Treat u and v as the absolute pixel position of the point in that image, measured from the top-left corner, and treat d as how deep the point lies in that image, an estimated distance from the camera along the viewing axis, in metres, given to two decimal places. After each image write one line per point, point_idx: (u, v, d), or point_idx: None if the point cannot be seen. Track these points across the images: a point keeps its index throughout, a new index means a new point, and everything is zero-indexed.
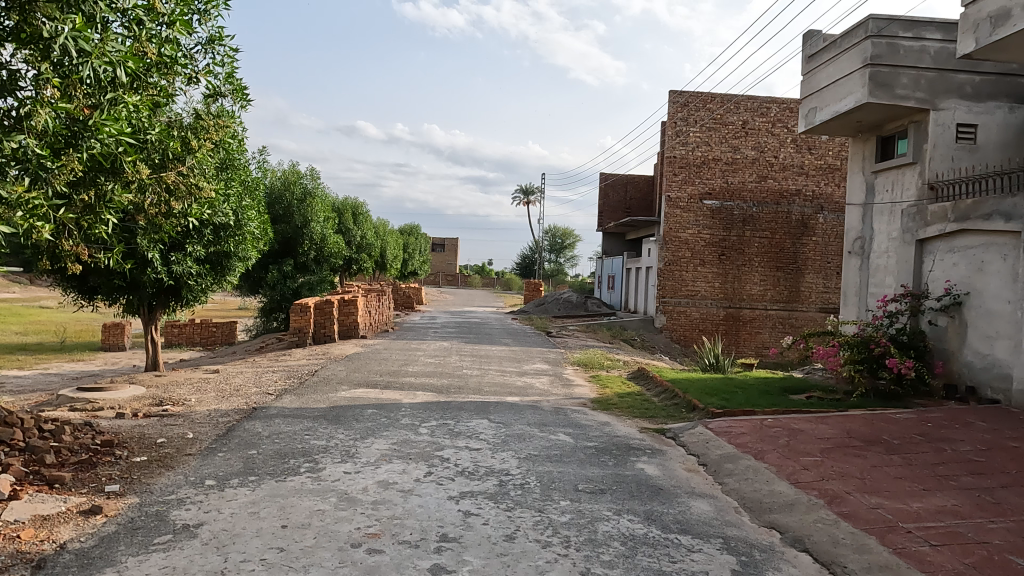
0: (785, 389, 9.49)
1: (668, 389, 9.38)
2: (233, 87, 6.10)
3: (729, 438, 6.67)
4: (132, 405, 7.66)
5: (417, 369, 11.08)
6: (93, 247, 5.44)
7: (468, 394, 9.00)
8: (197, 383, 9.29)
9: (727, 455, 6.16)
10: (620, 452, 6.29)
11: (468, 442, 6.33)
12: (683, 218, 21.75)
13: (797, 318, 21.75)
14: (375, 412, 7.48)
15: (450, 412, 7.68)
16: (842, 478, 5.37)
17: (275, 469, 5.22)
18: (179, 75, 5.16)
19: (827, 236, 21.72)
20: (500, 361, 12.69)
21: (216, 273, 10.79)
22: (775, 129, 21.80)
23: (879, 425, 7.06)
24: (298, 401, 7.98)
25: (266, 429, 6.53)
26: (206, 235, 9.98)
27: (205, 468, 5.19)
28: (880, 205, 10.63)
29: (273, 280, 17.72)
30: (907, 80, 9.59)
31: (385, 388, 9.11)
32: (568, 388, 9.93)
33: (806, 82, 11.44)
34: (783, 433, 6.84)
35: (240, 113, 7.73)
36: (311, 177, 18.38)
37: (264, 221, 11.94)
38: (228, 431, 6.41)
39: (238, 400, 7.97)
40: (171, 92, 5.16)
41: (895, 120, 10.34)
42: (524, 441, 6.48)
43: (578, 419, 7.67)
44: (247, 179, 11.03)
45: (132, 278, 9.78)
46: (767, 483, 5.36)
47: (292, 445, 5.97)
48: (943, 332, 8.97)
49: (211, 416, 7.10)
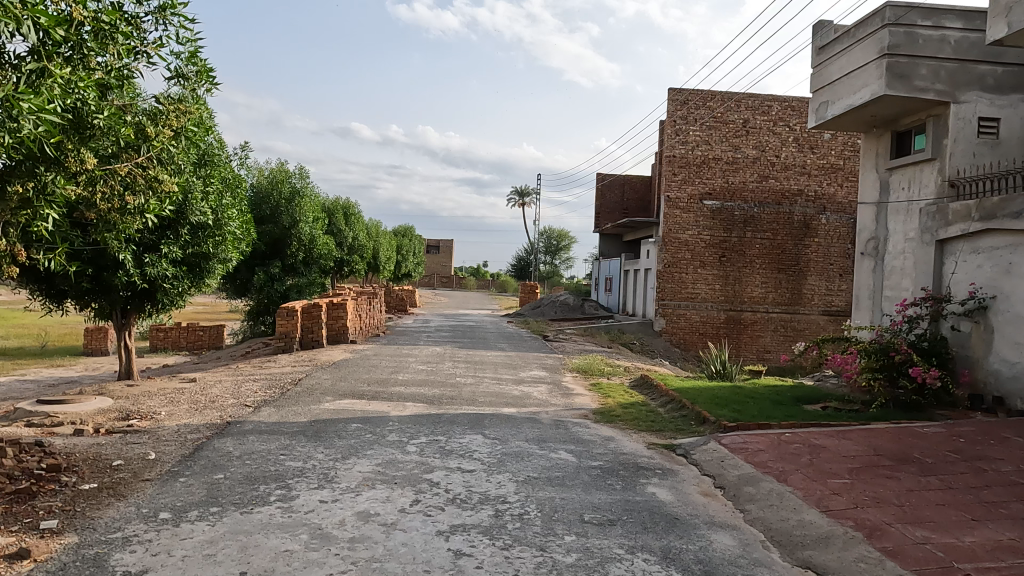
0: (798, 398, 8.92)
1: (674, 398, 8.79)
2: (197, 68, 5.39)
3: (746, 457, 6.10)
4: (95, 420, 7.01)
5: (407, 377, 10.45)
6: (34, 248, 4.81)
7: (461, 405, 8.40)
8: (171, 394, 8.63)
9: (745, 477, 5.59)
10: (627, 474, 5.71)
11: (460, 462, 5.73)
12: (682, 219, 21.20)
13: (800, 321, 21.22)
14: (360, 427, 6.87)
15: (442, 427, 7.07)
16: (878, 506, 4.80)
17: (242, 498, 4.62)
18: (120, 45, 4.49)
19: (830, 238, 21.20)
20: (495, 367, 12.09)
21: (194, 276, 10.18)
22: (776, 128, 21.29)
23: (908, 441, 6.49)
24: (277, 414, 7.35)
25: (238, 448, 5.92)
26: (183, 234, 9.40)
27: (161, 497, 4.57)
28: (896, 204, 10.10)
29: (259, 283, 17.12)
30: (926, 71, 9.06)
31: (373, 399, 8.49)
32: (568, 399, 9.33)
33: (816, 76, 10.91)
34: (804, 450, 6.28)
35: (209, 101, 7.10)
36: (300, 176, 17.71)
37: (247, 221, 11.33)
38: (194, 451, 5.79)
39: (212, 414, 7.34)
40: (111, 65, 4.50)
41: (911, 114, 9.80)
42: (523, 460, 5.89)
43: (581, 434, 7.07)
44: (226, 177, 10.47)
45: (102, 281, 9.15)
46: (795, 511, 4.78)
47: (265, 467, 5.36)
48: (966, 338, 8.43)
49: (179, 432, 6.48)
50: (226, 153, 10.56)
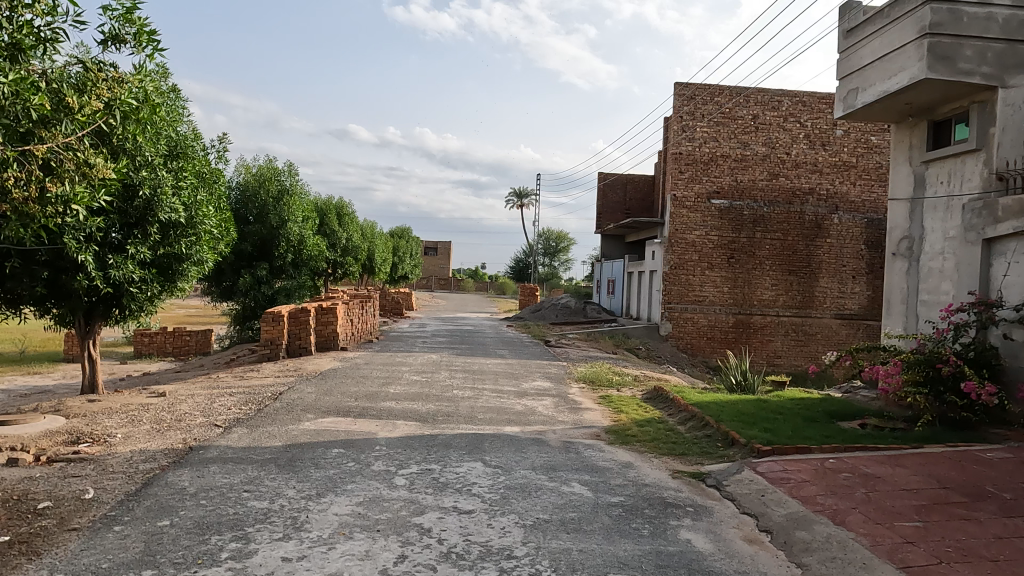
0: (832, 415, 8.03)
1: (695, 415, 7.91)
2: (135, 28, 4.50)
3: (790, 490, 5.24)
4: (38, 445, 6.12)
5: (399, 389, 9.54)
6: None
7: (458, 424, 7.51)
8: (133, 412, 7.70)
9: (795, 518, 4.71)
10: (654, 513, 4.83)
11: (456, 501, 4.84)
12: (689, 219, 20.34)
13: (812, 325, 20.36)
14: (342, 454, 5.97)
15: (434, 452, 6.18)
16: (967, 561, 3.94)
17: (184, 555, 3.74)
18: None
19: (842, 238, 20.31)
20: (495, 378, 11.19)
21: (165, 279, 9.27)
22: (787, 124, 20.41)
23: (975, 470, 5.62)
24: (248, 437, 6.46)
25: (194, 483, 5.02)
26: (152, 234, 8.51)
27: (83, 556, 3.69)
28: (933, 200, 9.23)
29: (245, 286, 16.20)
30: (971, 52, 8.20)
31: (359, 417, 7.59)
32: (577, 415, 8.42)
33: (844, 62, 10.06)
34: (857, 481, 5.40)
35: (152, 73, 6.19)
36: (289, 173, 16.79)
37: (226, 220, 10.48)
38: (142, 488, 4.88)
39: (175, 437, 6.45)
40: None
41: (951, 102, 8.95)
42: (531, 497, 5.01)
43: (594, 461, 6.18)
44: (199, 170, 9.61)
45: (61, 283, 8.24)
46: (866, 568, 3.91)
47: (222, 510, 4.46)
48: (1019, 348, 7.54)
49: (131, 461, 5.60)
50: (200, 146, 9.81)
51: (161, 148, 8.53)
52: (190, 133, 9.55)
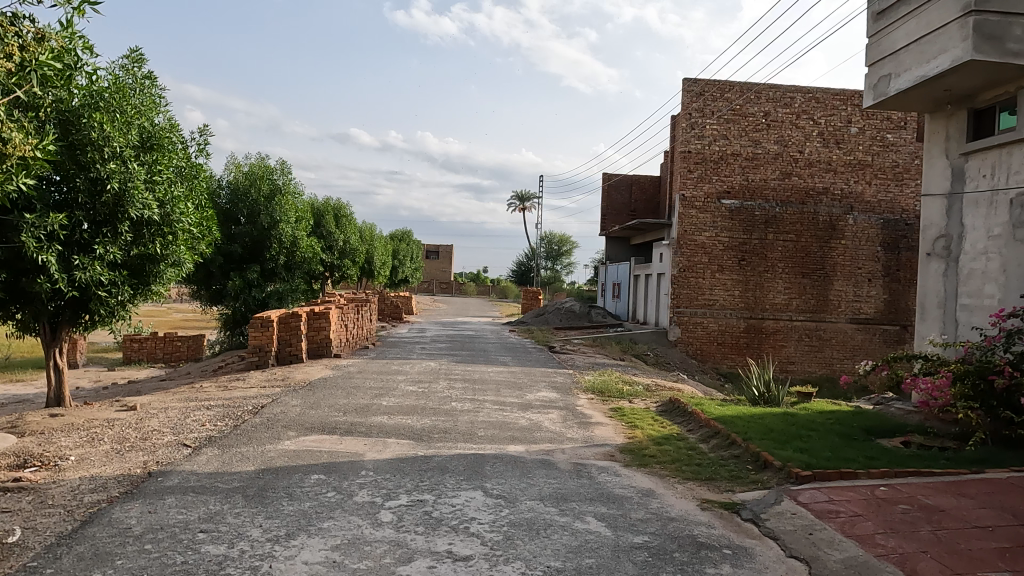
0: (872, 431, 7.24)
1: (720, 432, 7.12)
2: None
3: (844, 528, 4.45)
4: None
5: (391, 402, 8.78)
6: None
7: (454, 442, 6.76)
8: (96, 428, 6.95)
9: (856, 566, 3.93)
10: (687, 558, 4.05)
11: (451, 544, 4.07)
12: (698, 220, 19.58)
13: (826, 330, 19.60)
14: (321, 481, 5.24)
15: (427, 478, 5.42)
16: None
17: None
18: None
19: (857, 240, 19.54)
20: (497, 388, 10.43)
21: (138, 282, 8.50)
22: (799, 121, 19.61)
23: None
24: (217, 460, 5.71)
25: (140, 520, 4.25)
26: (123, 233, 7.76)
27: None
28: (974, 195, 8.49)
29: (234, 289, 15.46)
30: (1021, 31, 7.46)
31: (345, 435, 6.83)
32: (587, 431, 7.65)
33: (874, 45, 9.29)
34: (920, 516, 4.63)
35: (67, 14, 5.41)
36: (282, 172, 16.03)
37: (206, 218, 9.74)
38: (79, 527, 4.12)
39: (135, 460, 5.69)
40: None
41: (995, 88, 8.21)
42: (540, 538, 4.24)
43: (611, 489, 5.39)
44: (176, 164, 8.87)
45: (22, 285, 7.50)
46: None
47: (166, 558, 3.70)
48: None
49: (78, 490, 4.85)
50: (179, 138, 9.08)
51: (133, 139, 7.81)
52: (167, 123, 8.83)
